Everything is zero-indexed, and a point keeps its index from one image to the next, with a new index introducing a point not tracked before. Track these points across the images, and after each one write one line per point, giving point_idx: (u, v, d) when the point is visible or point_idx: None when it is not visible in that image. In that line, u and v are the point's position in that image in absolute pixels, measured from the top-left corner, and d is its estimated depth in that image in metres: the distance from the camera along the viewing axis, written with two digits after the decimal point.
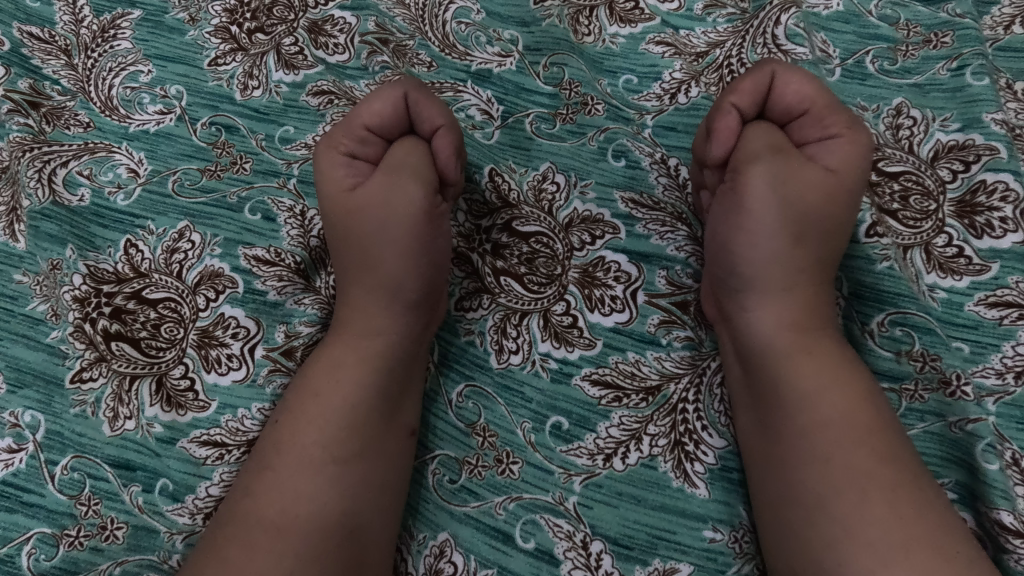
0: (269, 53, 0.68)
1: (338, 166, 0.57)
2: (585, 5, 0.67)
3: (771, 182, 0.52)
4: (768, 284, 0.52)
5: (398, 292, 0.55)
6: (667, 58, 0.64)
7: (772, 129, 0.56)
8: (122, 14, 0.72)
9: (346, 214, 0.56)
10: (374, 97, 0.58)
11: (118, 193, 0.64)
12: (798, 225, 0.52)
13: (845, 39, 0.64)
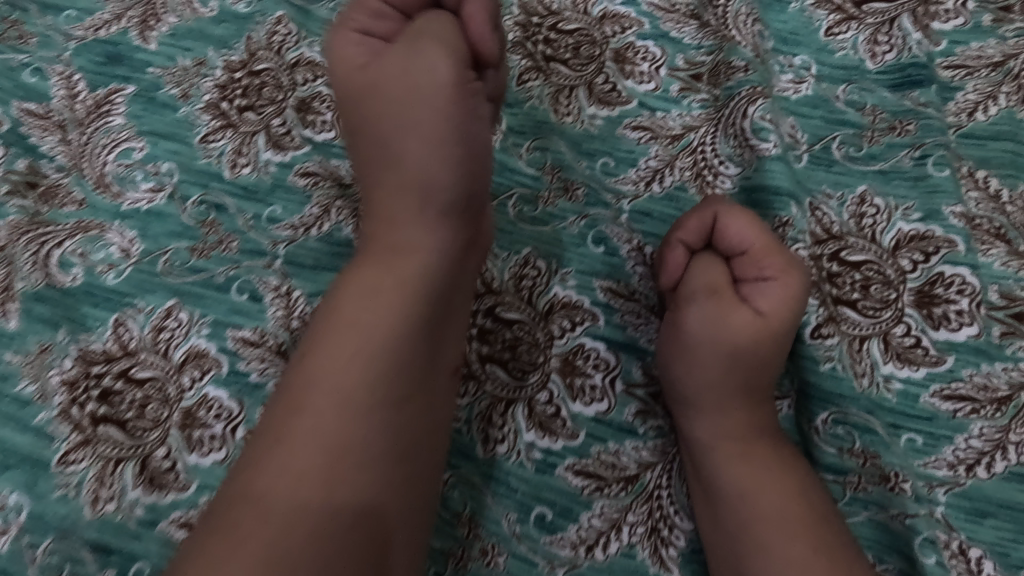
0: (259, 134, 0.70)
1: (353, 41, 0.55)
2: (565, 85, 0.69)
3: (702, 323, 0.57)
4: (705, 402, 0.56)
5: (432, 189, 0.54)
6: (643, 144, 0.66)
7: (714, 264, 0.59)
8: (117, 88, 0.75)
9: (366, 91, 0.54)
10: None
11: (109, 273, 0.66)
12: (729, 362, 0.56)
13: (813, 124, 0.66)
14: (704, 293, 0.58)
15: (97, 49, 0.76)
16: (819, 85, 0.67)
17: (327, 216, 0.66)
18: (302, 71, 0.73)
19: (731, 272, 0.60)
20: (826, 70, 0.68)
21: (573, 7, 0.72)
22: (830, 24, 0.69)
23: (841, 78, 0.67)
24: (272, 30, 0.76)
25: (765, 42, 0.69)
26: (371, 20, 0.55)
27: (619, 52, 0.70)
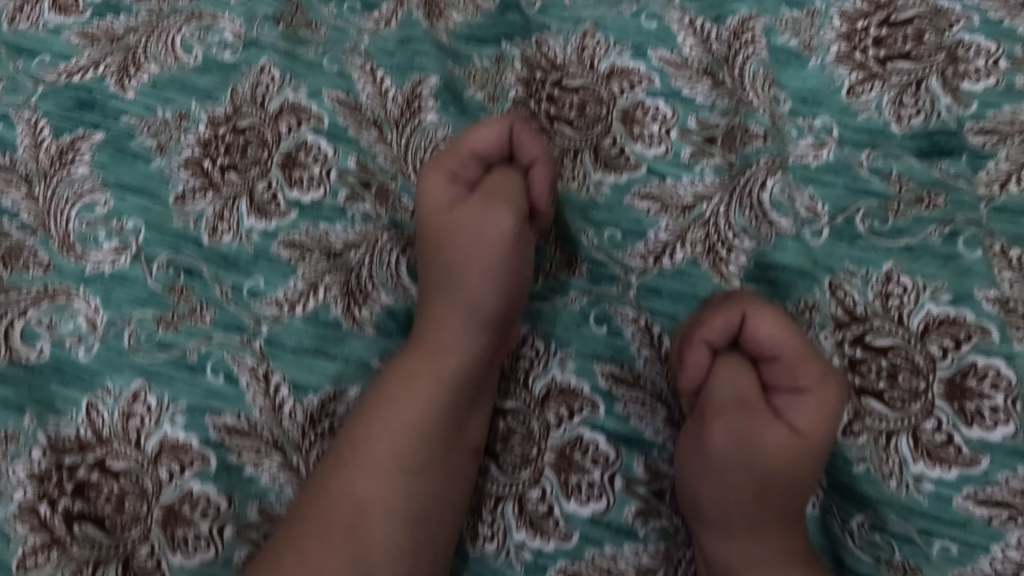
0: (242, 199, 0.65)
1: (442, 178, 0.60)
2: (570, 148, 0.65)
3: (733, 438, 0.55)
4: (735, 523, 0.55)
5: (478, 306, 0.57)
6: (653, 215, 0.62)
7: (740, 368, 0.57)
8: (83, 134, 0.69)
9: (443, 231, 0.59)
10: (479, 127, 0.60)
11: (79, 346, 0.62)
12: (760, 481, 0.54)
13: (835, 193, 0.62)
14: (736, 404, 0.56)
15: (67, 94, 0.71)
16: (841, 149, 0.63)
17: (313, 293, 0.61)
18: (286, 119, 0.67)
19: (760, 377, 0.57)
20: (848, 134, 0.64)
21: (579, 63, 0.68)
22: (852, 83, 0.65)
23: (864, 142, 0.63)
24: (256, 81, 0.70)
25: (784, 103, 0.65)
26: (455, 158, 0.60)
27: (627, 113, 0.66)
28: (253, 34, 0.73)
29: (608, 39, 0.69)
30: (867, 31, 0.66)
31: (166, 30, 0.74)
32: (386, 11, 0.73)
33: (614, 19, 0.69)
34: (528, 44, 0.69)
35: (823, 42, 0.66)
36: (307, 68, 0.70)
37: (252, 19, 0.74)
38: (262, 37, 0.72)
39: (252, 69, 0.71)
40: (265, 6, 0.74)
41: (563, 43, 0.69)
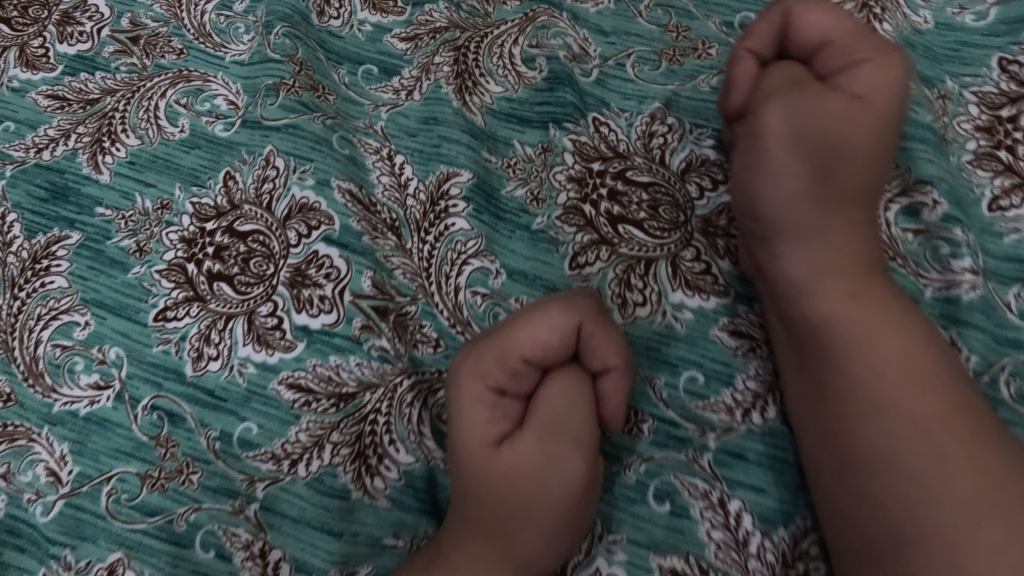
0: (239, 320, 0.54)
1: (487, 392, 0.46)
2: (642, 257, 0.53)
3: (788, 80, 0.50)
4: (795, 225, 0.48)
5: (526, 558, 0.46)
6: (741, 356, 0.50)
7: (790, 62, 0.52)
8: (59, 236, 0.58)
9: (487, 471, 0.46)
10: (534, 324, 0.46)
11: (37, 504, 0.50)
12: (818, 99, 0.47)
13: (979, 341, 0.46)
14: (792, 72, 0.50)
15: (37, 178, 0.60)
16: (983, 283, 0.48)
17: (319, 452, 0.51)
18: (294, 225, 0.56)
19: (817, 72, 0.51)
20: (992, 262, 0.48)
21: (644, 153, 0.56)
22: (995, 193, 0.50)
23: (1012, 274, 0.48)
24: (261, 176, 0.58)
25: (935, 206, 0.49)
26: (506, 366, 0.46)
27: (707, 220, 0.53)
28: (256, 113, 0.60)
29: (682, 121, 0.56)
30: (1015, 121, 0.51)
31: (149, 95, 0.62)
32: (408, 80, 0.60)
33: (691, 96, 0.57)
34: (586, 128, 0.57)
35: (958, 134, 0.52)
36: (316, 147, 0.57)
37: (255, 93, 0.60)
38: (266, 117, 0.59)
39: (255, 160, 0.58)
40: (271, 75, 0.60)
41: (625, 126, 0.57)
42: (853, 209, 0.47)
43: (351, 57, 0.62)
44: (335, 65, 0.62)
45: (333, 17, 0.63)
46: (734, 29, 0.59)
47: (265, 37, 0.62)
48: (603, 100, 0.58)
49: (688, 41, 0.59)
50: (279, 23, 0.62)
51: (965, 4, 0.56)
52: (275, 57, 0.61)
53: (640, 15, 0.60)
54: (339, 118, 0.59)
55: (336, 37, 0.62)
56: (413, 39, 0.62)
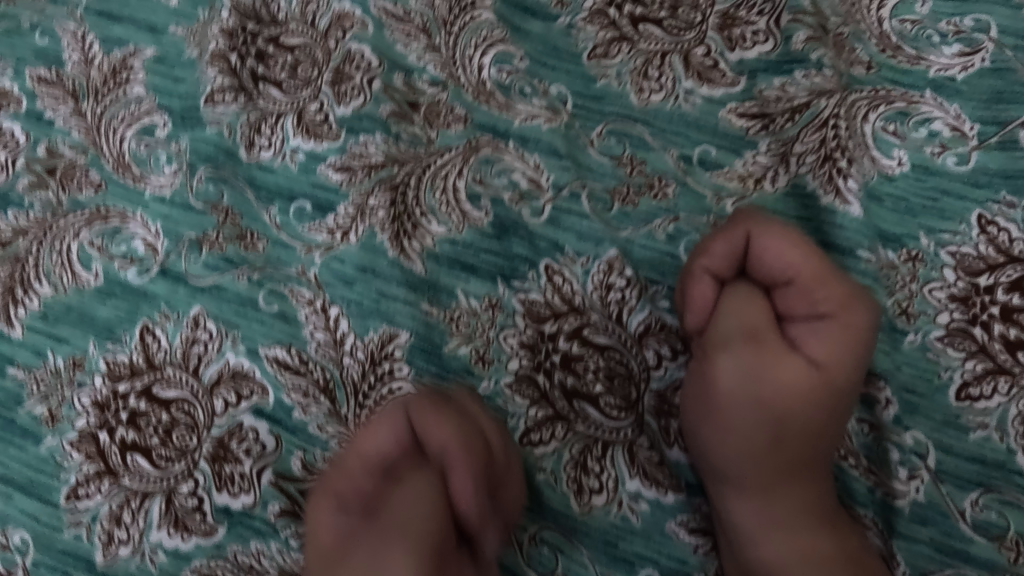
0: (155, 500, 0.50)
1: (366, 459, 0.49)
2: (596, 438, 0.48)
3: (744, 332, 0.47)
4: (742, 479, 0.47)
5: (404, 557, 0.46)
6: (700, 555, 0.47)
7: (748, 288, 0.49)
8: None
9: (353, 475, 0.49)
10: (372, 442, 0.49)
11: None
12: (773, 368, 0.47)
13: (919, 551, 0.45)
14: (752, 318, 0.48)
15: None
16: (936, 486, 0.46)
17: None
18: (224, 393, 0.52)
19: (774, 307, 0.48)
20: (952, 462, 0.46)
21: (601, 307, 0.50)
22: (966, 379, 0.46)
23: (972, 477, 0.45)
24: (190, 337, 0.53)
25: (887, 405, 0.47)
26: (375, 543, 0.46)
27: (661, 395, 0.49)
28: (178, 266, 0.55)
29: (639, 276, 0.51)
30: (992, 291, 0.47)
31: (61, 235, 0.57)
32: (343, 220, 0.55)
33: (643, 245, 0.52)
34: (537, 281, 0.51)
35: (928, 306, 0.48)
36: (240, 312, 0.53)
37: (177, 240, 0.56)
38: (190, 273, 0.55)
39: (179, 317, 0.54)
40: (192, 228, 0.56)
41: (581, 276, 0.51)
42: (799, 461, 0.46)
43: (283, 193, 0.56)
44: (266, 204, 0.56)
45: (263, 147, 0.58)
46: (692, 165, 0.53)
47: (189, 178, 0.57)
48: (557, 241, 0.52)
49: (642, 177, 0.53)
50: (202, 164, 0.57)
51: (946, 142, 0.51)
52: (196, 205, 0.57)
53: (591, 144, 0.54)
54: (268, 268, 0.54)
55: (266, 171, 0.57)
56: (348, 169, 0.56)
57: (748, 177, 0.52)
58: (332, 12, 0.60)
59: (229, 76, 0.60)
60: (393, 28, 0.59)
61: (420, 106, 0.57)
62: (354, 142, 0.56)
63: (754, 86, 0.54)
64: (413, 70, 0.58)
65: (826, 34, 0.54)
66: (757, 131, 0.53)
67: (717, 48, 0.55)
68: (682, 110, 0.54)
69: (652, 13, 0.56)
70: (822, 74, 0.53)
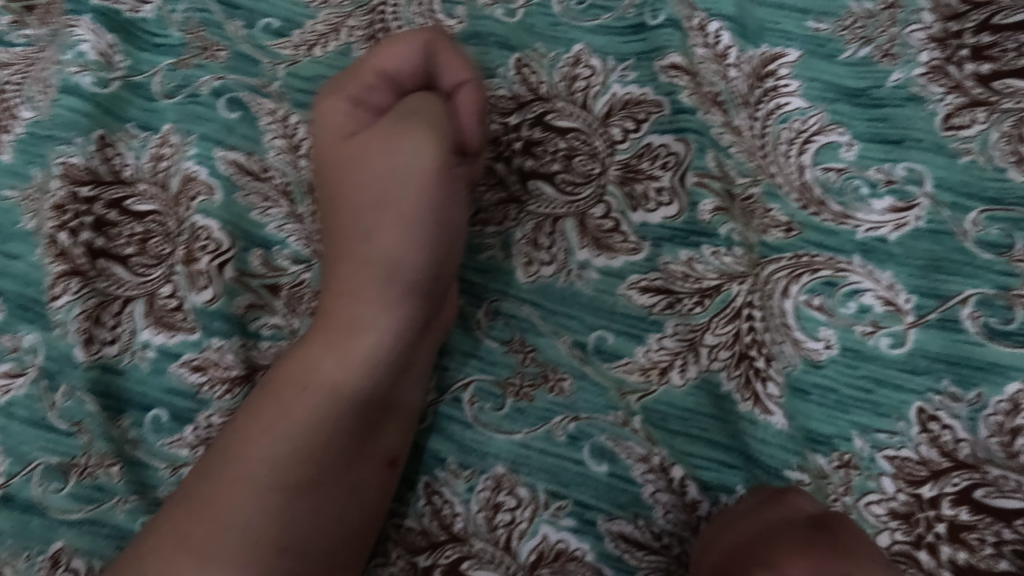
0: None
1: (385, 59, 0.45)
2: None
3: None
4: None
5: (337, 430, 0.42)
6: None
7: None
8: None
9: (347, 172, 0.43)
10: (401, 138, 0.42)
11: None
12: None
13: None
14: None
15: None
16: None
17: None
18: None
19: None
20: None
21: (486, 534, 0.45)
22: None
23: None
24: None
25: None
26: (366, 251, 0.42)
27: None
28: (27, 492, 0.45)
29: (535, 488, 0.46)
30: (937, 504, 0.41)
31: None
32: (204, 431, 0.46)
33: (543, 450, 0.46)
34: (416, 503, 0.46)
35: (866, 525, 0.42)
36: (115, 549, 0.45)
37: (26, 465, 0.46)
38: (44, 501, 0.45)
39: (32, 556, 0.44)
40: (48, 451, 0.46)
41: (464, 494, 0.46)
42: None
43: (136, 399, 0.47)
44: (115, 413, 0.47)
45: (106, 342, 0.48)
46: (589, 353, 0.48)
47: (47, 391, 0.47)
48: (439, 450, 0.47)
49: (536, 366, 0.48)
50: (62, 377, 0.47)
51: (878, 318, 0.44)
52: (58, 426, 0.47)
53: (479, 326, 0.49)
54: (138, 494, 0.46)
55: (115, 372, 0.48)
56: (204, 367, 0.47)
57: (651, 368, 0.47)
58: (180, 171, 0.51)
59: (62, 261, 0.49)
60: (247, 192, 0.50)
61: (281, 289, 0.49)
62: (207, 339, 0.48)
63: (658, 257, 0.48)
64: (271, 243, 0.49)
65: (733, 201, 0.48)
66: (662, 309, 0.47)
67: (618, 207, 0.49)
68: (574, 288, 0.49)
69: (542, 167, 0.50)
70: (733, 253, 0.47)
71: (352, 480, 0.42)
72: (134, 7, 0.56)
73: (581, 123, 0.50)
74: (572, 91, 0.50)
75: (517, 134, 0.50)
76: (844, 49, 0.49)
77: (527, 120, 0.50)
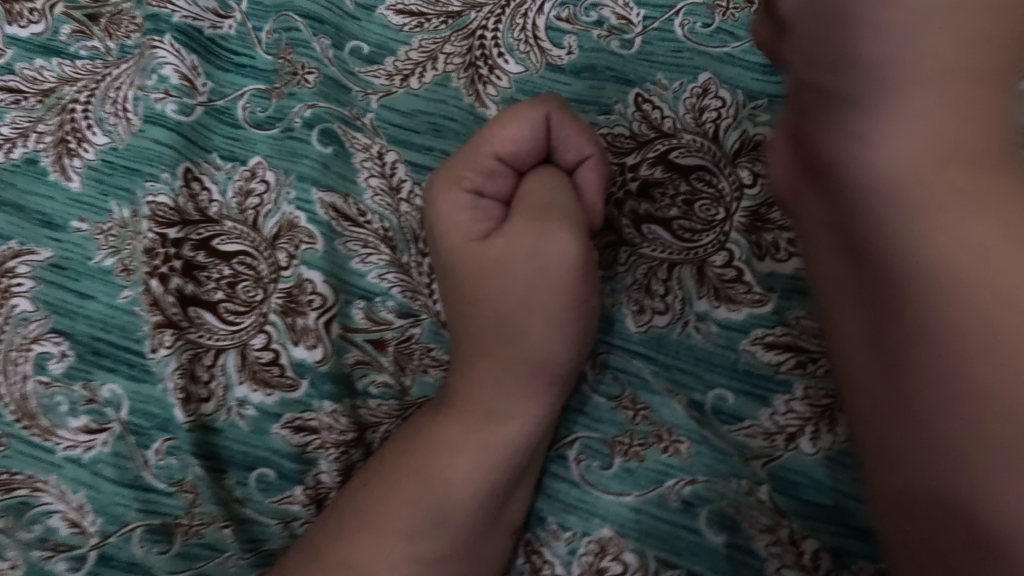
0: None
1: (504, 143, 0.42)
2: None
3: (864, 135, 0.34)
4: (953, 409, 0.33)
5: (468, 506, 0.44)
6: None
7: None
8: None
9: (477, 271, 0.43)
10: (541, 239, 0.42)
11: None
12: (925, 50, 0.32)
13: None
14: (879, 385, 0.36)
15: None
16: None
17: None
18: None
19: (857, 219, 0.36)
20: None
21: None
22: None
23: None
24: None
25: None
26: (502, 348, 0.43)
27: None
28: (132, 554, 0.45)
29: (643, 555, 0.44)
30: None
31: None
32: (316, 488, 0.47)
33: (655, 515, 0.44)
34: (517, 564, 0.46)
35: None
36: None
37: (122, 525, 0.45)
38: (150, 562, 0.45)
39: None
40: (149, 513, 0.45)
41: (565, 557, 0.45)
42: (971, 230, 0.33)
43: (237, 458, 0.47)
44: (218, 473, 0.46)
45: (201, 398, 0.47)
46: (707, 415, 0.45)
47: (141, 450, 0.46)
48: (540, 510, 0.46)
49: (648, 425, 0.45)
50: (158, 433, 0.46)
51: None
52: (158, 485, 0.46)
53: (585, 379, 0.47)
54: (251, 551, 0.46)
55: (212, 431, 0.47)
56: (316, 429, 0.47)
57: (777, 433, 0.44)
58: (280, 214, 0.49)
59: (156, 310, 0.47)
60: (346, 239, 0.49)
61: (387, 344, 0.48)
62: (314, 399, 0.47)
63: (786, 310, 0.45)
64: (374, 293, 0.48)
65: None
66: (791, 368, 0.44)
67: (741, 256, 0.45)
68: (692, 340, 0.46)
69: (658, 211, 0.47)
70: None
71: (477, 550, 0.44)
72: (215, 24, 0.52)
73: (708, 160, 0.47)
74: (702, 123, 0.48)
75: (634, 174, 0.48)
76: None
77: (646, 161, 0.48)
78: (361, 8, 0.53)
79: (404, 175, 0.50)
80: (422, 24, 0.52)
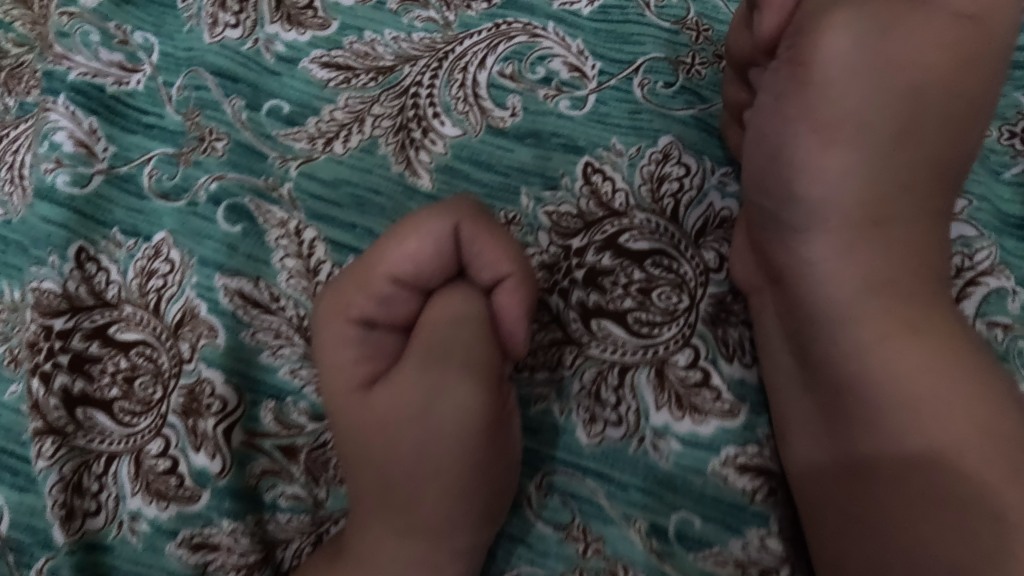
0: None
1: (401, 264, 0.35)
2: None
3: (813, 259, 0.35)
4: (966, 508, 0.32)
5: None
6: None
7: (943, 17, 0.34)
8: None
9: (366, 424, 0.36)
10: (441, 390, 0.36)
11: None
12: (853, 202, 0.34)
13: None
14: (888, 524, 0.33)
15: None
16: None
17: None
18: None
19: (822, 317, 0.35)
20: None
21: None
22: None
23: None
24: None
25: None
26: (401, 508, 0.37)
27: None
28: None
29: None
30: None
31: None
32: None
33: None
34: None
35: None
36: None
37: None
38: None
39: None
40: None
41: None
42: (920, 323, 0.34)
43: None
44: None
45: (88, 512, 0.41)
46: (670, 543, 0.38)
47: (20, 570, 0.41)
48: None
49: (601, 561, 0.38)
50: (40, 551, 0.41)
51: None
52: None
53: (529, 504, 0.39)
54: None
55: (100, 549, 0.41)
56: (216, 547, 0.41)
57: (748, 565, 0.38)
58: (183, 300, 0.43)
59: (38, 414, 0.42)
60: (255, 329, 0.43)
61: (298, 452, 0.42)
62: (214, 514, 0.42)
63: (757, 427, 0.39)
64: (285, 393, 0.43)
65: None
66: (763, 496, 0.38)
67: (708, 353, 0.39)
68: (649, 460, 0.39)
69: (610, 304, 0.40)
70: None
71: None
72: (120, 79, 0.47)
73: (664, 242, 0.40)
74: (658, 198, 0.41)
75: (579, 260, 0.41)
76: (1012, 163, 0.40)
77: (594, 244, 0.41)
78: (283, 60, 0.47)
79: (323, 255, 0.44)
80: (349, 79, 0.46)
